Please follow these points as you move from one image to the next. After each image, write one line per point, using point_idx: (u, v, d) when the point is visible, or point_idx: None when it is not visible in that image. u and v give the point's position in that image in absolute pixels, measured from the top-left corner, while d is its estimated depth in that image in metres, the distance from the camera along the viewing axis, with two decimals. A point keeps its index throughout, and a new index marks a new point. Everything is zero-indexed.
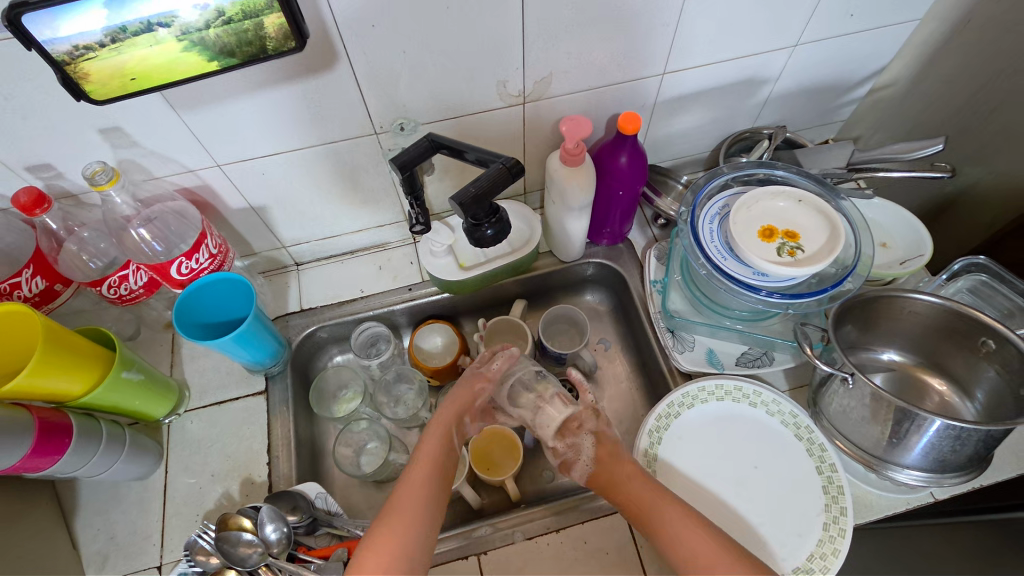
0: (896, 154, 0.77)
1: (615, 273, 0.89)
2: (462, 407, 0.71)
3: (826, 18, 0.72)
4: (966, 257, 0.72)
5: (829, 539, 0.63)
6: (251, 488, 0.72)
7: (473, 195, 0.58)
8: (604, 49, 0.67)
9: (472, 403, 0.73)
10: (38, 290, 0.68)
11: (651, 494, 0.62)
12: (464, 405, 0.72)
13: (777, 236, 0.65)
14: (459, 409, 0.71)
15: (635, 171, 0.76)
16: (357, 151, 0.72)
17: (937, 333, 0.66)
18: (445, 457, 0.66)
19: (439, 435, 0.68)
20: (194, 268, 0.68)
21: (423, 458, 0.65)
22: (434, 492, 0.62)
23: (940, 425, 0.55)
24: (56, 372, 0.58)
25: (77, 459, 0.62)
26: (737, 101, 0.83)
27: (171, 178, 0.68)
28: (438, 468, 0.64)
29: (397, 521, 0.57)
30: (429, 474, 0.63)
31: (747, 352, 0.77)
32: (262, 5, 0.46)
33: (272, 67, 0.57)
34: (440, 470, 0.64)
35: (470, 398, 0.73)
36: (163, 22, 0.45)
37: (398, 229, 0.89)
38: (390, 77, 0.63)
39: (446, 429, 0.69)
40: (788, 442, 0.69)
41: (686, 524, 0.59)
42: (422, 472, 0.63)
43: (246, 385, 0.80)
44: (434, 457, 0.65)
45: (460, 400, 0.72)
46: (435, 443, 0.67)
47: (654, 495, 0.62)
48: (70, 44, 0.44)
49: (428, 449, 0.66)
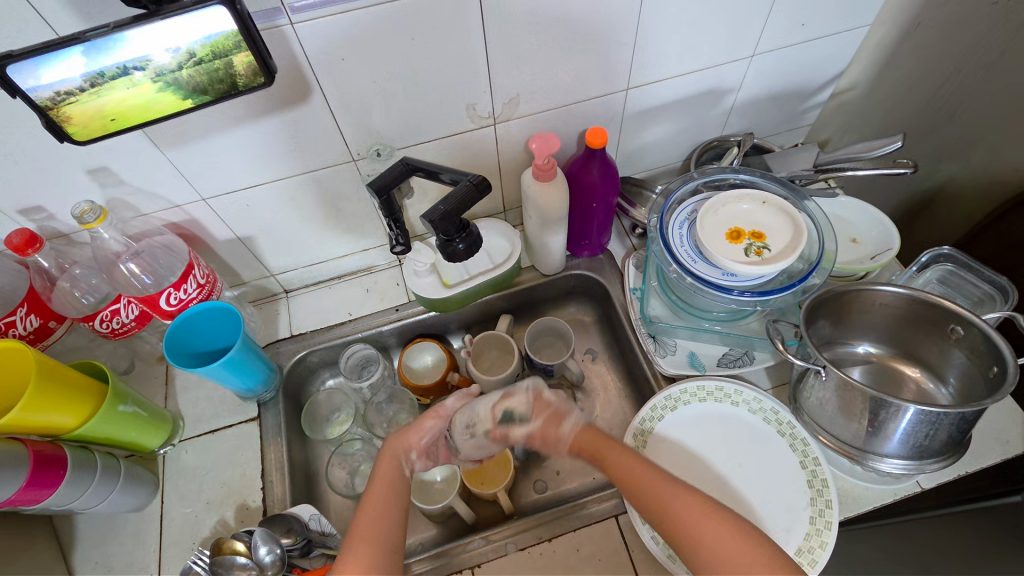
0: (858, 153, 0.79)
1: (597, 283, 0.91)
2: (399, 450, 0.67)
3: (779, 28, 0.76)
4: (932, 248, 0.74)
5: (816, 533, 0.63)
6: (246, 513, 0.73)
7: (442, 212, 0.61)
8: (568, 69, 0.71)
9: (424, 441, 0.69)
10: (32, 327, 0.70)
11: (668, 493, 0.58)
12: (417, 442, 0.68)
13: (744, 238, 0.67)
14: (396, 453, 0.66)
15: (607, 182, 0.78)
16: (338, 179, 0.75)
17: (908, 323, 0.68)
18: (397, 489, 0.63)
19: (392, 470, 0.64)
20: (182, 298, 0.70)
21: (375, 492, 0.62)
22: (394, 527, 0.59)
23: (914, 413, 0.56)
24: (48, 406, 0.59)
25: (73, 491, 0.62)
26: (702, 111, 0.86)
27: (159, 214, 0.71)
28: (396, 502, 0.61)
29: (358, 557, 0.55)
30: (383, 504, 0.61)
31: (728, 353, 0.78)
32: (231, 45, 0.49)
33: (249, 102, 0.60)
34: (395, 501, 0.61)
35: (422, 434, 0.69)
36: (138, 66, 0.48)
37: (383, 252, 0.91)
38: (363, 106, 0.66)
39: (395, 462, 0.65)
40: (771, 437, 0.70)
41: (699, 519, 0.54)
42: (380, 504, 0.60)
43: (240, 411, 0.81)
44: (390, 481, 0.63)
45: (407, 436, 0.68)
46: (387, 476, 0.64)
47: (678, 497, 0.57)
48: (52, 90, 0.46)
49: (385, 473, 0.64)
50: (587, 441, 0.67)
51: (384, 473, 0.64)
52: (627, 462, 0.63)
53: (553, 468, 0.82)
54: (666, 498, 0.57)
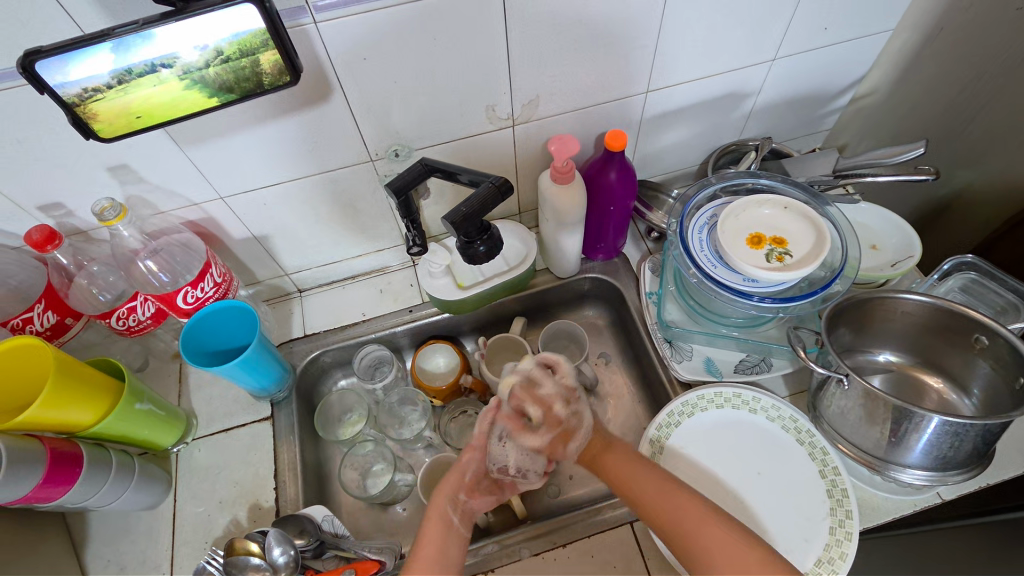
0: (879, 159, 0.77)
1: (611, 287, 0.90)
2: (452, 487, 0.64)
3: (801, 32, 0.75)
4: (955, 256, 0.73)
5: (836, 543, 0.62)
6: (259, 513, 0.73)
7: (464, 213, 0.61)
8: (587, 72, 0.70)
9: (467, 476, 0.65)
10: (49, 324, 0.70)
11: (671, 498, 0.59)
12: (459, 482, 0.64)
13: (765, 243, 0.66)
14: (449, 489, 0.63)
15: (625, 185, 0.78)
16: (355, 179, 0.74)
17: (930, 333, 0.67)
18: (451, 534, 0.60)
19: (440, 514, 0.61)
20: (199, 296, 0.70)
21: (429, 528, 0.60)
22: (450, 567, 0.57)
23: (938, 423, 0.55)
24: (66, 402, 0.59)
25: (88, 489, 0.62)
26: (720, 115, 0.85)
27: (176, 212, 0.71)
28: (446, 553, 0.58)
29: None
30: (437, 552, 0.58)
31: (745, 359, 0.78)
32: (258, 43, 0.49)
33: (269, 102, 0.60)
34: (449, 547, 0.59)
35: (462, 470, 0.65)
36: (166, 63, 0.47)
37: (398, 252, 0.91)
38: (383, 106, 0.66)
39: (444, 502, 0.62)
40: (790, 445, 0.70)
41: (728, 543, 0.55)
42: (431, 548, 0.58)
43: (253, 410, 0.81)
44: (442, 526, 0.60)
45: (452, 479, 0.64)
46: (439, 521, 0.60)
47: (700, 515, 0.57)
48: (80, 87, 0.46)
49: (435, 515, 0.61)
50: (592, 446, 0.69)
51: (434, 525, 0.60)
52: (626, 466, 0.65)
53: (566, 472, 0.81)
54: (659, 499, 0.60)
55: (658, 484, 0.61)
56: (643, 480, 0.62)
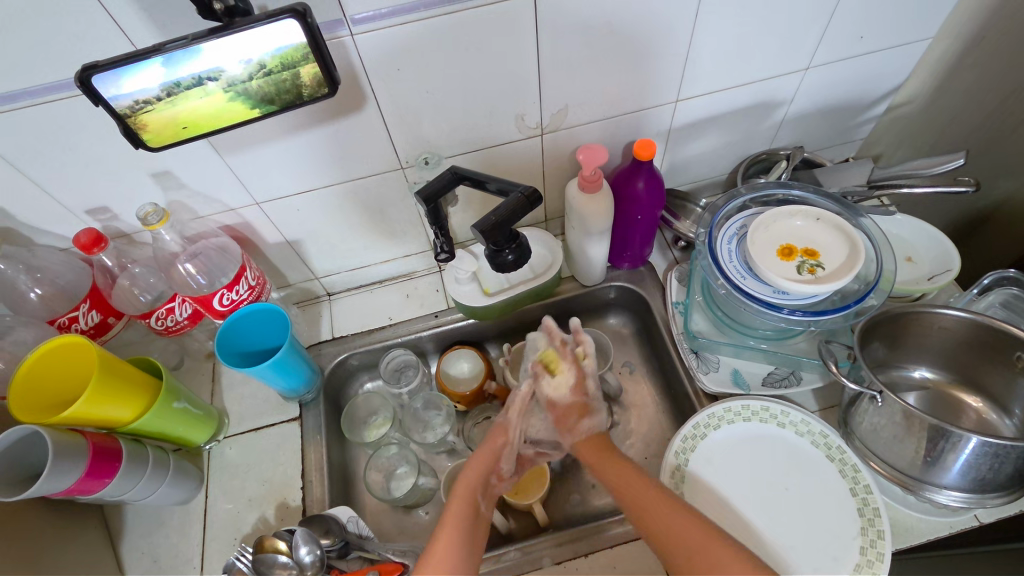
0: (915, 170, 0.76)
1: (637, 295, 0.90)
2: (487, 464, 0.68)
3: (836, 41, 0.74)
4: (995, 271, 0.70)
5: (867, 564, 0.61)
6: (286, 512, 0.75)
7: (493, 222, 0.62)
8: (615, 83, 0.71)
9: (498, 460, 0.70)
10: (93, 322, 0.73)
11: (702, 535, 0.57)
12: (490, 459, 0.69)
13: (796, 254, 0.66)
14: (483, 467, 0.68)
15: (652, 194, 0.77)
16: (383, 186, 0.76)
17: (969, 350, 0.65)
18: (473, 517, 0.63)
19: (469, 492, 0.65)
20: (234, 298, 0.72)
21: (453, 507, 0.63)
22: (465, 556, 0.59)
23: (976, 443, 0.53)
24: (109, 399, 0.61)
25: (126, 482, 0.64)
26: (751, 124, 0.85)
27: (215, 217, 0.73)
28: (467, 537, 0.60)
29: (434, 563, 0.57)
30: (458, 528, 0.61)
31: (773, 372, 0.76)
32: (299, 57, 0.50)
33: (305, 112, 0.62)
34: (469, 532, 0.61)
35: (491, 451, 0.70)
36: (212, 76, 0.49)
37: (425, 258, 0.92)
38: (414, 116, 0.67)
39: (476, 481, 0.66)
40: (818, 460, 0.69)
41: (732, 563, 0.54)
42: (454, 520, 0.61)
43: (282, 411, 0.83)
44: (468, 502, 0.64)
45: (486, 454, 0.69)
46: (464, 503, 0.63)
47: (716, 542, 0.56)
48: (131, 99, 0.48)
49: (459, 501, 0.64)
50: (591, 450, 0.71)
51: (461, 502, 0.64)
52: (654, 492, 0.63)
53: (589, 481, 0.80)
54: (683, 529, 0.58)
55: (689, 520, 0.59)
56: (676, 514, 0.60)
